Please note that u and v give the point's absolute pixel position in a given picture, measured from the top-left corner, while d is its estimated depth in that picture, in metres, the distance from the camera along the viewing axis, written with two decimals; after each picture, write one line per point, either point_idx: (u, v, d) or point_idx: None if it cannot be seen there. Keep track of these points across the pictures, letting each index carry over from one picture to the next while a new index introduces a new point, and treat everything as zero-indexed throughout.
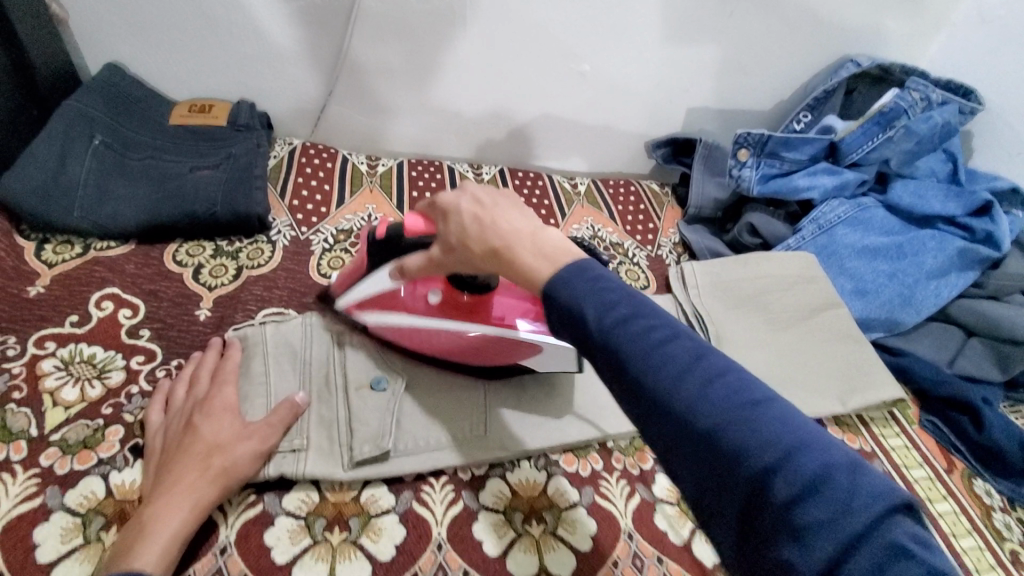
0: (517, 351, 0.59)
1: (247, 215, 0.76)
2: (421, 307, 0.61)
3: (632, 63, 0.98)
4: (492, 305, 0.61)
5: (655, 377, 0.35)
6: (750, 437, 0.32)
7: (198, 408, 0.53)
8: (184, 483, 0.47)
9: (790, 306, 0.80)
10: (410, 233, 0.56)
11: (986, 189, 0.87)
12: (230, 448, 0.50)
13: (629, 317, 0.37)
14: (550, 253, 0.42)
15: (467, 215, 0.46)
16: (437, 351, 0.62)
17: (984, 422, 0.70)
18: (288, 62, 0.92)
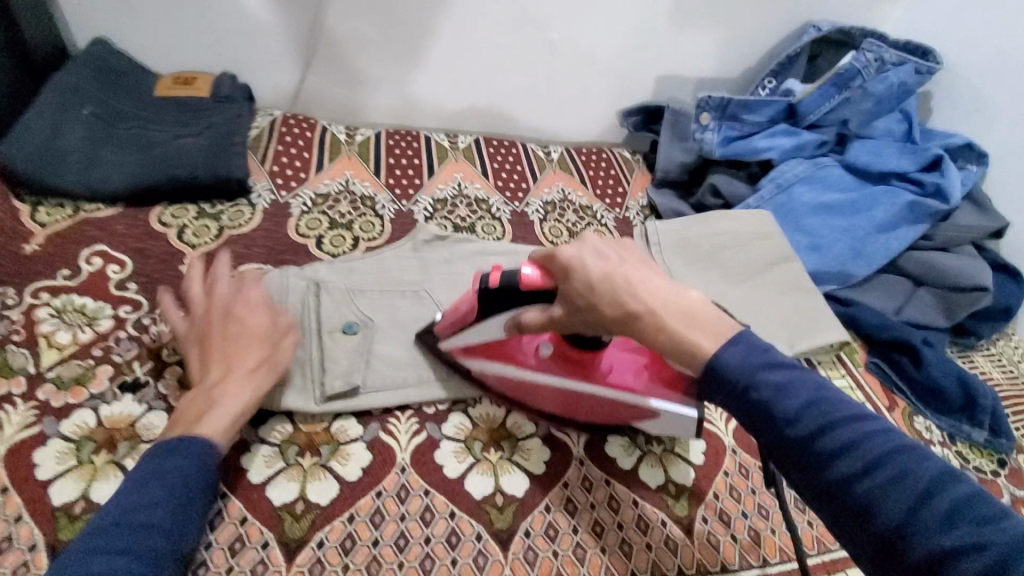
0: (637, 414, 0.59)
1: (228, 179, 0.80)
2: (532, 361, 0.60)
3: (601, 32, 1.01)
4: (601, 358, 0.60)
5: (782, 416, 0.43)
6: (861, 464, 0.40)
7: (233, 303, 0.58)
8: (244, 369, 0.54)
9: (744, 261, 0.84)
10: (524, 285, 0.55)
11: (939, 146, 0.91)
12: (277, 342, 0.57)
13: (759, 370, 0.45)
14: (684, 313, 0.49)
15: (595, 272, 0.51)
16: (539, 402, 0.62)
17: (923, 361, 0.74)
18: (267, 35, 0.95)
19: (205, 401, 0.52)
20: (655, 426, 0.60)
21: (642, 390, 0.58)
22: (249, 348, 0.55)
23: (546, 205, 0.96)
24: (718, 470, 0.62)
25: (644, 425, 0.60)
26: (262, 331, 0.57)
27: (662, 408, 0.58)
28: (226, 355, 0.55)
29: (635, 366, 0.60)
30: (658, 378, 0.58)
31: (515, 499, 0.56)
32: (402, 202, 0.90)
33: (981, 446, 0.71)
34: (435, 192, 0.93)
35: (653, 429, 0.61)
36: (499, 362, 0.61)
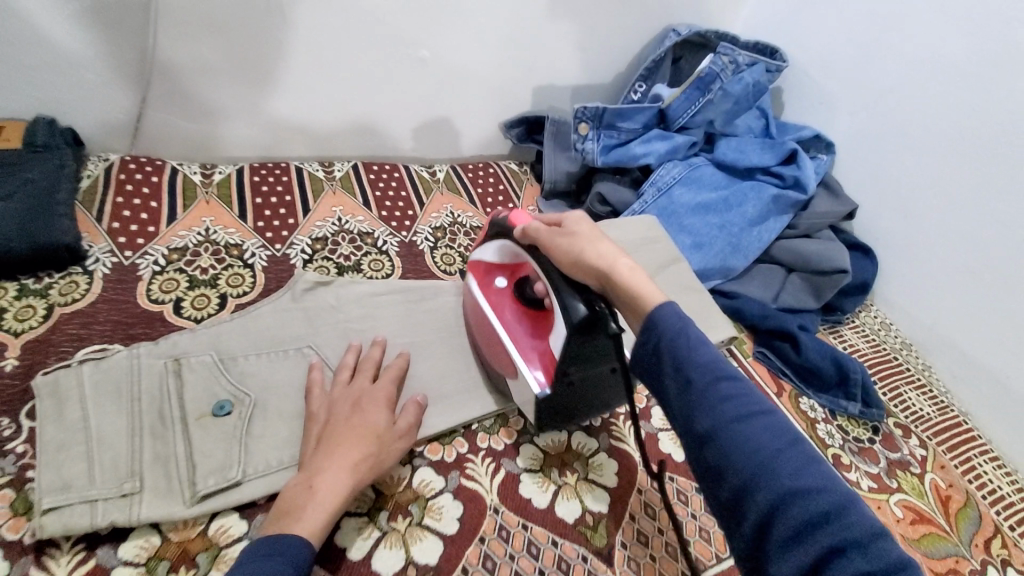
0: (512, 370, 0.63)
1: (54, 246, 0.68)
2: (487, 291, 0.70)
3: (471, 46, 0.99)
4: (545, 319, 0.64)
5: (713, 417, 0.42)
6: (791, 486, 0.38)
7: (359, 397, 0.58)
8: (347, 450, 0.53)
9: (638, 267, 0.86)
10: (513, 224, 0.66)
11: (794, 140, 0.98)
12: (389, 441, 0.56)
13: (730, 390, 0.43)
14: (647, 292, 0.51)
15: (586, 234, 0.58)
16: (479, 333, 0.69)
17: (801, 346, 0.80)
18: (84, 69, 0.82)
19: (300, 505, 0.49)
20: (520, 388, 0.62)
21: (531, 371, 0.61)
22: (353, 440, 0.53)
23: (435, 231, 0.92)
24: (631, 490, 0.63)
25: (515, 389, 0.64)
26: (386, 427, 0.56)
27: (522, 375, 0.61)
28: (328, 452, 0.52)
29: (546, 352, 0.61)
30: (547, 363, 0.61)
31: (429, 569, 0.52)
32: (275, 246, 0.82)
33: (858, 418, 0.78)
34: (313, 230, 0.86)
35: (517, 393, 0.64)
36: (473, 279, 0.71)
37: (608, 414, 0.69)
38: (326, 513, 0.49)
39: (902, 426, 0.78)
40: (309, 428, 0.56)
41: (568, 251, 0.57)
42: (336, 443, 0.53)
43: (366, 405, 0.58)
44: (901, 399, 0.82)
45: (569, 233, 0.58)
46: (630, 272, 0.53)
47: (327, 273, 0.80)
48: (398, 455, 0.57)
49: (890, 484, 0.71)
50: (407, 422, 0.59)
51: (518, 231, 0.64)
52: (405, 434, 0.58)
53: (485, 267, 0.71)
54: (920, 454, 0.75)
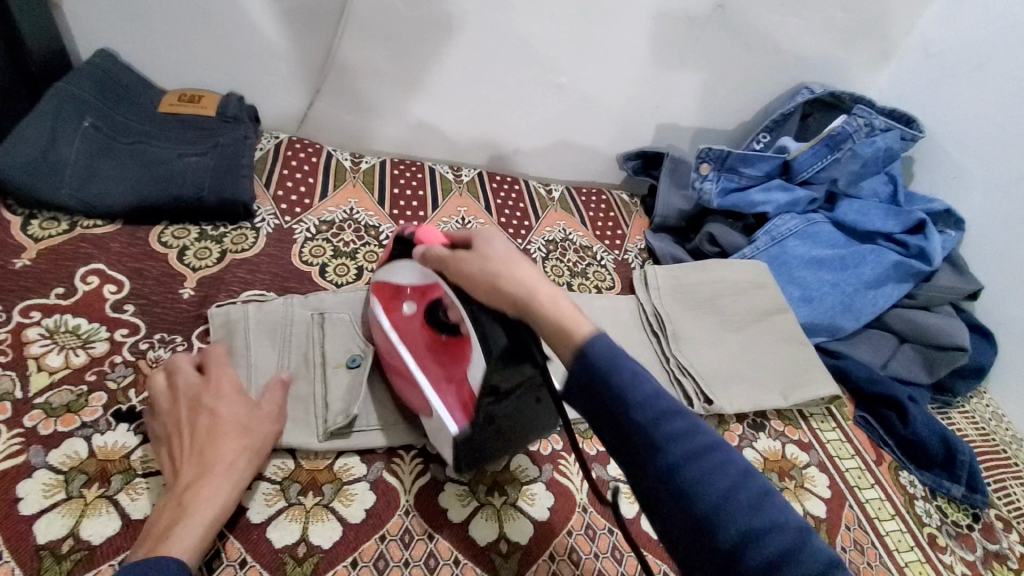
0: (424, 409, 0.58)
1: (233, 202, 0.79)
2: (396, 319, 0.62)
3: (607, 79, 1.05)
4: (457, 354, 0.58)
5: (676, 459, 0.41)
6: (756, 529, 0.39)
7: (204, 390, 0.54)
8: (218, 462, 0.49)
9: (744, 310, 0.86)
10: (420, 240, 0.60)
11: (922, 210, 0.96)
12: (258, 426, 0.53)
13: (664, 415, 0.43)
14: (566, 309, 0.49)
15: (496, 257, 0.52)
16: (383, 357, 0.63)
17: (909, 418, 0.77)
18: (276, 58, 0.95)
19: (167, 525, 0.46)
20: (432, 428, 0.57)
21: (449, 411, 0.55)
22: (221, 441, 0.50)
23: (547, 244, 0.97)
24: None
25: (428, 429, 0.58)
26: (248, 412, 0.53)
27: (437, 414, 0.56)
28: (190, 466, 0.49)
29: (462, 379, 0.56)
30: (463, 404, 0.55)
31: (520, 547, 0.56)
32: None
33: (960, 502, 0.74)
34: (439, 224, 0.94)
35: (433, 433, 0.58)
36: (381, 303, 0.64)
37: None
38: (208, 521, 0.47)
39: (1006, 519, 0.74)
40: (170, 417, 0.53)
41: (487, 277, 0.52)
42: (195, 450, 0.50)
43: (218, 400, 0.53)
44: (1006, 491, 0.77)
45: (483, 257, 0.52)
46: (550, 299, 0.50)
47: None
48: (272, 432, 0.54)
49: (986, 574, 0.67)
50: (273, 405, 0.56)
51: (424, 255, 0.57)
52: (270, 418, 0.55)
53: (394, 289, 0.63)
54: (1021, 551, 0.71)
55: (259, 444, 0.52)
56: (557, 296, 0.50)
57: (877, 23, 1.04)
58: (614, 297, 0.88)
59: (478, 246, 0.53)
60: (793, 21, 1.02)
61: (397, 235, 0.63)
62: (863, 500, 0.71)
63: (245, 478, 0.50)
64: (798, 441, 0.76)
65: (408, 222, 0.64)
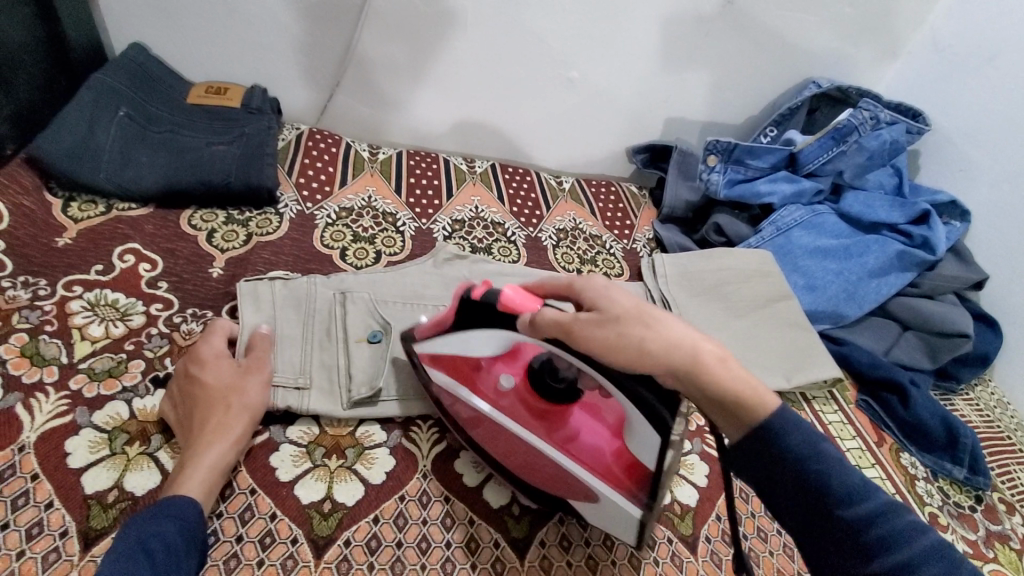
0: (577, 491, 0.55)
1: (259, 188, 0.83)
2: (491, 394, 0.59)
3: (618, 74, 1.07)
4: (570, 417, 0.57)
5: (794, 452, 0.44)
6: (850, 491, 0.42)
7: (190, 361, 0.58)
8: (210, 421, 0.53)
9: (749, 296, 0.88)
10: (506, 305, 0.55)
11: (927, 202, 0.98)
12: (242, 384, 0.57)
13: (760, 393, 0.46)
14: (716, 362, 0.47)
15: (633, 314, 0.49)
16: (486, 442, 0.59)
17: (910, 401, 0.79)
18: (299, 52, 0.99)
19: (176, 475, 0.50)
20: (601, 513, 0.54)
21: (603, 477, 0.53)
22: (208, 404, 0.54)
23: (558, 232, 1.00)
24: (719, 493, 0.65)
25: (586, 508, 0.55)
26: (234, 373, 0.57)
27: (602, 493, 0.53)
28: (188, 429, 0.53)
29: (599, 448, 0.55)
30: (621, 465, 0.53)
31: (531, 510, 0.59)
32: (422, 220, 0.94)
33: (962, 483, 0.76)
34: (454, 212, 0.97)
35: (597, 516, 0.55)
36: (447, 375, 0.60)
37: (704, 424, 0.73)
38: (213, 468, 0.51)
39: (1006, 501, 0.75)
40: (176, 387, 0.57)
41: (628, 348, 0.48)
42: (193, 414, 0.54)
43: (204, 368, 0.57)
44: (1010, 477, 0.78)
45: (611, 319, 0.49)
46: (720, 363, 0.47)
47: (463, 249, 0.90)
48: (260, 387, 0.57)
49: (987, 553, 0.69)
50: (256, 361, 0.59)
51: (530, 322, 0.53)
52: (258, 372, 0.58)
53: (472, 363, 0.60)
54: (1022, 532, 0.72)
55: (245, 399, 0.56)
56: (715, 349, 0.48)
57: (883, 19, 1.06)
58: (622, 283, 0.91)
59: (600, 308, 0.50)
60: (801, 16, 1.04)
61: (463, 299, 0.58)
62: None
63: (238, 432, 0.54)
64: (801, 422, 0.79)
65: (469, 281, 0.59)
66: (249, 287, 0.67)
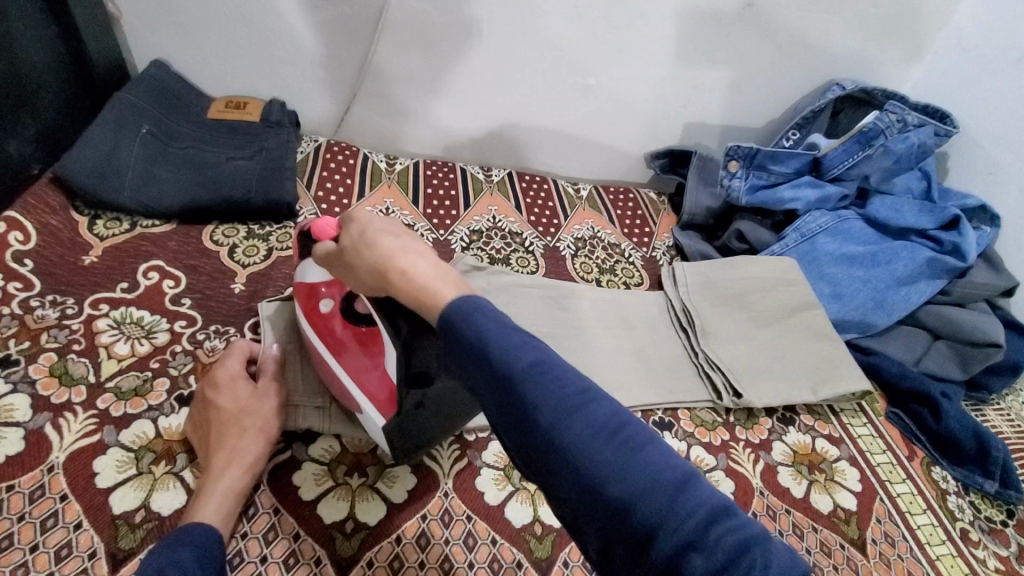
0: (353, 403, 0.58)
1: (278, 202, 0.84)
2: (318, 320, 0.60)
3: (634, 79, 1.06)
4: (379, 344, 0.57)
5: (575, 439, 0.36)
6: (688, 526, 0.34)
7: (206, 384, 0.58)
8: (225, 446, 0.53)
9: (773, 305, 0.87)
10: (316, 233, 0.58)
11: (957, 207, 0.95)
12: (255, 408, 0.57)
13: (561, 405, 0.37)
14: (438, 284, 0.43)
15: (360, 236, 0.50)
16: (313, 359, 0.62)
17: (941, 413, 0.76)
18: (315, 65, 1.00)
19: (194, 499, 0.51)
20: (369, 425, 0.57)
21: (387, 401, 0.55)
22: (223, 429, 0.54)
23: (576, 241, 1.00)
24: None
25: (364, 422, 0.58)
26: (248, 396, 0.57)
27: (367, 409, 0.55)
28: (205, 455, 0.54)
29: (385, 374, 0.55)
30: (386, 389, 0.55)
31: (554, 530, 0.58)
32: (440, 231, 0.94)
33: (993, 497, 0.73)
34: (472, 223, 0.97)
35: (367, 424, 0.57)
36: (300, 304, 0.62)
37: (728, 438, 0.74)
38: (231, 491, 0.51)
39: None
40: (194, 412, 0.58)
41: (368, 269, 0.48)
42: (209, 440, 0.55)
43: (217, 392, 0.57)
44: None
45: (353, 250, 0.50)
46: (416, 267, 0.45)
47: (481, 260, 0.90)
48: (273, 410, 0.57)
49: None
50: (270, 383, 0.60)
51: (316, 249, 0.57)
52: (272, 395, 0.59)
53: (308, 288, 0.61)
54: None
55: (259, 423, 0.56)
56: (414, 252, 0.46)
57: (908, 17, 1.03)
58: (642, 293, 0.90)
59: (353, 232, 0.50)
60: (823, 17, 1.02)
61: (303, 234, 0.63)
62: (894, 494, 0.71)
63: (254, 456, 0.54)
64: (828, 436, 0.77)
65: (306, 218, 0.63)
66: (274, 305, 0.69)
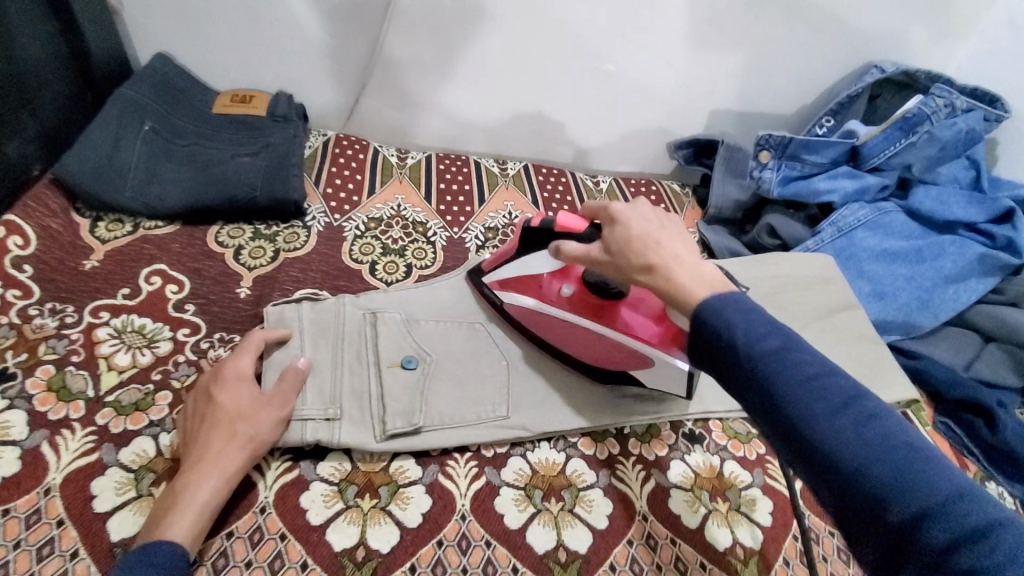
0: (635, 360, 0.62)
1: (285, 201, 0.80)
2: (554, 298, 0.66)
3: (658, 65, 1.00)
4: (620, 313, 0.64)
5: (810, 415, 0.39)
6: (932, 503, 0.35)
7: (212, 379, 0.56)
8: (211, 452, 0.50)
9: (807, 306, 0.81)
10: (562, 228, 0.60)
11: (1010, 198, 0.88)
12: (253, 417, 0.53)
13: (792, 377, 0.40)
14: (711, 281, 0.47)
15: (634, 230, 0.51)
16: (552, 339, 0.66)
17: (998, 424, 0.71)
18: (324, 56, 0.95)
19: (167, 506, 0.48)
20: (656, 376, 0.62)
21: (661, 347, 0.61)
22: (215, 432, 0.51)
23: None
24: (786, 533, 0.59)
25: (644, 375, 0.63)
26: (249, 401, 0.54)
27: (656, 357, 0.61)
28: (191, 454, 0.51)
29: (646, 321, 0.63)
30: (666, 334, 0.61)
31: (579, 556, 0.54)
32: (453, 229, 0.89)
33: None
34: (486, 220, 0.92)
35: (658, 379, 0.63)
36: (526, 294, 0.67)
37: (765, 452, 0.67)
38: (203, 506, 0.48)
39: None
40: (194, 406, 0.55)
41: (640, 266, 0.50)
42: (199, 439, 0.52)
43: (222, 388, 0.54)
44: None
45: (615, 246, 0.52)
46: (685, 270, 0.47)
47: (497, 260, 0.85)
48: (270, 422, 0.54)
49: None
50: (277, 390, 0.56)
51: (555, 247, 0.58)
52: (273, 405, 0.55)
53: (535, 279, 0.66)
54: None
55: (253, 434, 0.52)
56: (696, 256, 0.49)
57: None
58: None
59: (619, 232, 0.52)
60: None
61: (518, 231, 0.65)
62: None
63: (237, 471, 0.51)
64: None
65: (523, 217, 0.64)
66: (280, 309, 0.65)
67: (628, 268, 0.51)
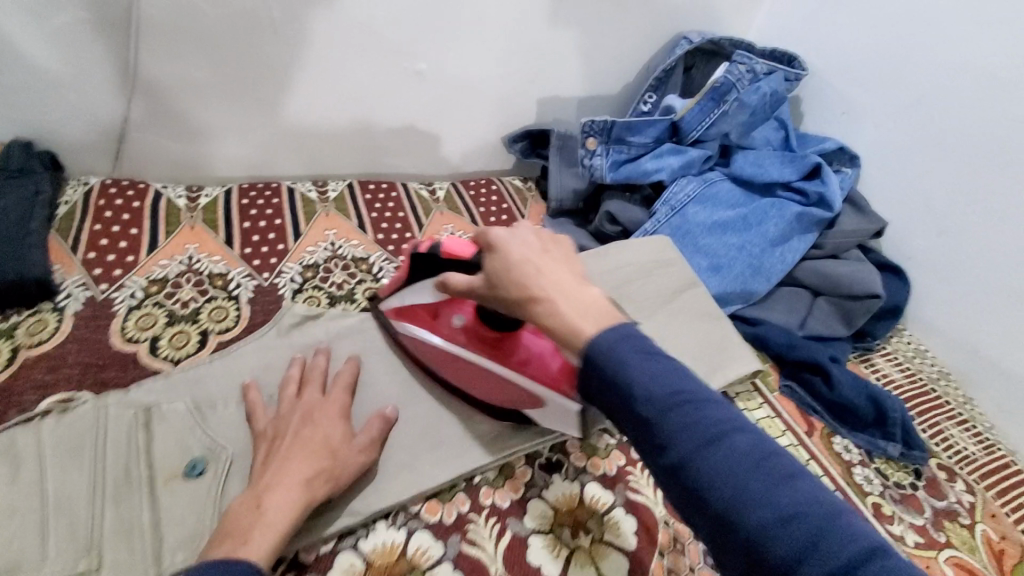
0: (529, 400, 0.61)
1: (22, 279, 0.64)
2: (446, 332, 0.64)
3: (473, 58, 0.93)
4: (517, 341, 0.62)
5: (711, 471, 0.36)
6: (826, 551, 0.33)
7: (301, 403, 0.56)
8: (293, 467, 0.50)
9: (651, 293, 0.80)
10: (447, 252, 0.59)
11: (816, 154, 0.92)
12: (345, 454, 0.53)
13: (678, 406, 0.38)
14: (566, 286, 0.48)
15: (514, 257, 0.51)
16: (445, 377, 0.64)
17: (833, 380, 0.74)
18: (63, 89, 0.77)
19: (246, 527, 0.46)
20: (552, 418, 0.60)
21: (546, 382, 0.60)
22: (304, 453, 0.51)
23: None
24: (652, 553, 0.57)
25: (541, 416, 0.61)
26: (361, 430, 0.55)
27: (550, 399, 0.59)
28: (274, 471, 0.50)
29: (545, 353, 0.61)
30: (563, 373, 0.59)
31: None
32: (262, 275, 0.76)
33: (899, 460, 0.71)
34: (304, 257, 0.80)
35: (552, 420, 0.61)
36: (420, 326, 0.66)
37: (626, 464, 0.63)
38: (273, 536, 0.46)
39: (947, 467, 0.72)
40: (259, 447, 0.54)
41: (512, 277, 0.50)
42: (280, 455, 0.51)
43: (322, 415, 0.55)
44: (943, 436, 0.75)
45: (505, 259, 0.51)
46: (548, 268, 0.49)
47: (317, 305, 0.74)
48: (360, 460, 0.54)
49: (939, 539, 0.65)
50: (366, 438, 0.56)
51: (442, 278, 0.58)
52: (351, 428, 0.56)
53: (430, 310, 0.66)
54: (967, 501, 0.69)
55: (336, 464, 0.52)
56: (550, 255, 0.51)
57: None
58: None
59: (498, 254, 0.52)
60: None
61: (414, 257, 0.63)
62: None
63: (319, 492, 0.50)
64: None
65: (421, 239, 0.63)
66: (106, 398, 0.56)
67: (505, 295, 0.51)
